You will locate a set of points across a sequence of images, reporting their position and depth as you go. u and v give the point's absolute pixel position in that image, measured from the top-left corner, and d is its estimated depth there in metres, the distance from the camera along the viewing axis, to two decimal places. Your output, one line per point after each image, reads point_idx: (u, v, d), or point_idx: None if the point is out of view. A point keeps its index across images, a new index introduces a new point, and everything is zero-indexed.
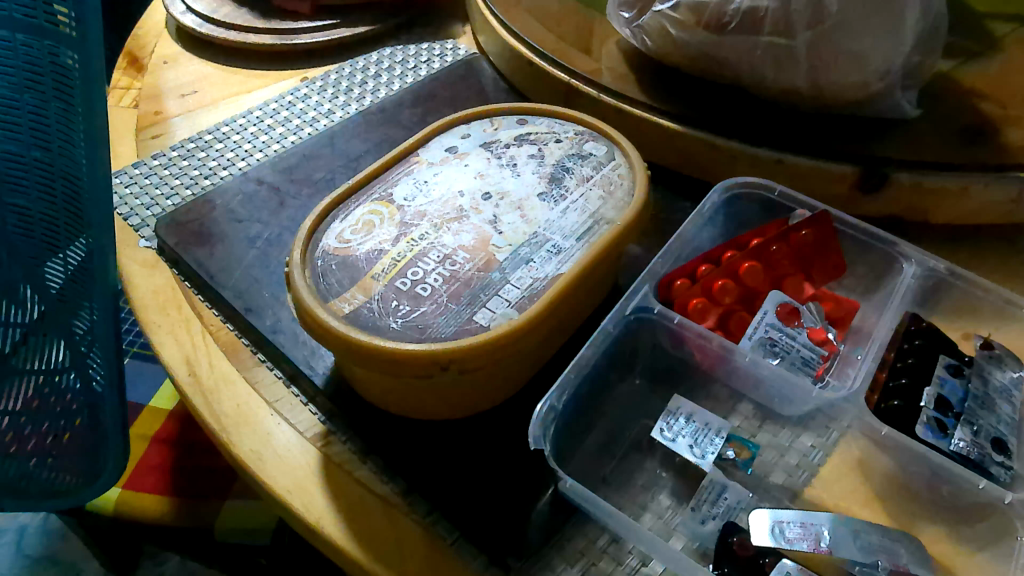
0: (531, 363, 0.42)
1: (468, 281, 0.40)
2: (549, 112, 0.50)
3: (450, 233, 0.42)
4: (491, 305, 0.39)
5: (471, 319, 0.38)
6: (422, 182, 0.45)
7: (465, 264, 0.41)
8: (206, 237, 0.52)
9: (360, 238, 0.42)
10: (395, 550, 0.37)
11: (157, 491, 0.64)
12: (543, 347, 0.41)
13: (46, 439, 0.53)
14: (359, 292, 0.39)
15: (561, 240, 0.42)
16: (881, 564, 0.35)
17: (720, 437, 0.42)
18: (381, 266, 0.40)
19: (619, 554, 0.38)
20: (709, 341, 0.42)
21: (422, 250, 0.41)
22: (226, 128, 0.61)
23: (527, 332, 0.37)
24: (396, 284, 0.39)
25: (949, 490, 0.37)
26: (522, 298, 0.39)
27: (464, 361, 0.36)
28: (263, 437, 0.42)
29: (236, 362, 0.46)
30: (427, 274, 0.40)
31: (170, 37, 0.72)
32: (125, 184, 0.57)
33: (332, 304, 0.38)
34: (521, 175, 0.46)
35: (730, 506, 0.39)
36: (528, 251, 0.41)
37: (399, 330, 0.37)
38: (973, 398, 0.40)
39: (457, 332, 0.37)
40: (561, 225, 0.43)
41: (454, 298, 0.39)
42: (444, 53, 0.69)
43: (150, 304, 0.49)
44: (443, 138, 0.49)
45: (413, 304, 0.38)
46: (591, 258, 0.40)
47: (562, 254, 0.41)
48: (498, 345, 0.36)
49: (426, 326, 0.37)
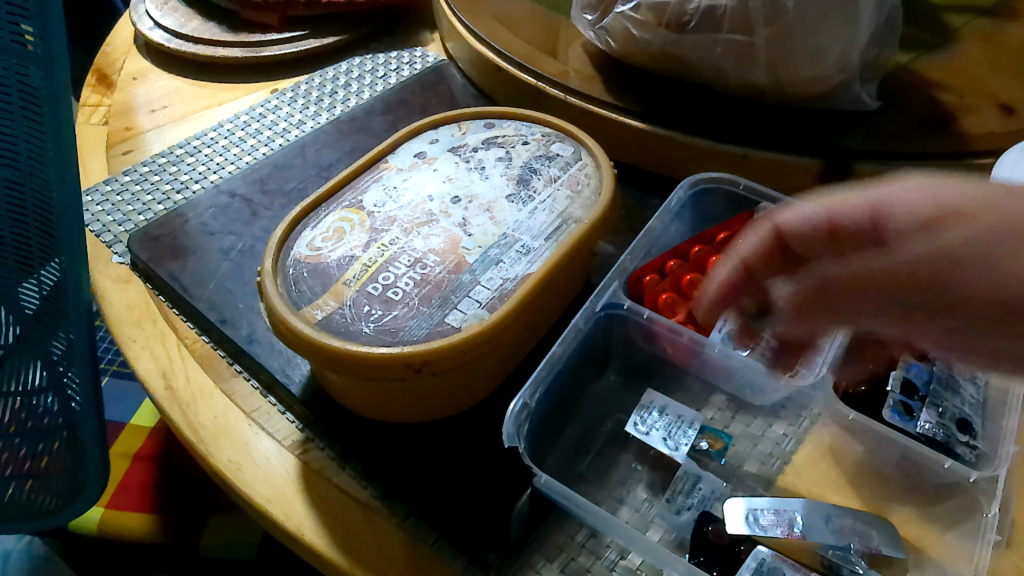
0: (505, 362, 0.42)
1: (439, 283, 0.40)
2: (514, 116, 0.51)
3: (421, 237, 0.43)
4: (463, 306, 0.39)
5: (443, 321, 0.38)
6: (392, 188, 0.46)
7: (436, 267, 0.41)
8: (180, 250, 0.52)
9: (332, 246, 0.42)
10: (377, 553, 0.37)
11: (141, 508, 0.64)
12: (517, 345, 0.42)
13: (24, 463, 0.54)
14: (331, 298, 0.39)
15: (530, 240, 0.42)
16: (854, 547, 0.36)
17: (693, 428, 0.42)
18: (353, 271, 0.41)
19: (598, 548, 0.38)
20: (679, 334, 0.43)
21: (393, 255, 0.42)
22: (197, 142, 0.62)
23: (498, 334, 0.38)
24: (367, 288, 0.40)
25: (919, 471, 0.39)
26: (493, 298, 0.39)
27: (436, 362, 0.36)
28: (243, 448, 0.42)
29: (212, 374, 0.46)
30: (399, 278, 0.40)
31: (139, 53, 0.72)
32: (97, 202, 0.56)
33: (305, 311, 0.38)
34: (490, 177, 0.46)
35: (705, 496, 0.39)
36: (498, 252, 0.42)
37: (371, 335, 0.37)
38: (937, 380, 0.40)
39: (429, 333, 0.38)
40: (530, 226, 0.43)
41: (425, 301, 0.39)
42: (414, 60, 0.69)
43: (124, 318, 0.49)
44: (412, 144, 0.49)
45: (385, 308, 0.39)
46: (561, 255, 0.41)
47: (531, 255, 0.42)
48: (469, 347, 0.37)
49: (398, 329, 0.38)
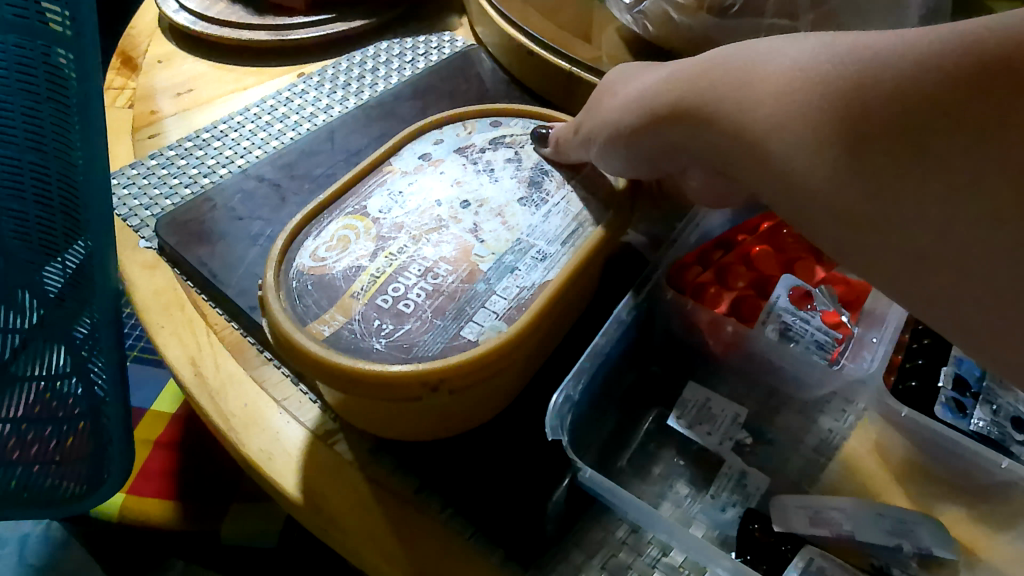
0: (526, 374, 0.41)
1: (452, 294, 0.39)
2: (521, 113, 0.50)
3: (430, 245, 0.41)
4: (479, 318, 0.38)
5: (458, 334, 0.37)
6: (397, 193, 0.44)
7: (448, 277, 0.40)
8: (208, 235, 0.51)
9: (337, 256, 0.41)
10: (413, 548, 0.37)
11: (161, 495, 0.64)
12: (533, 360, 0.40)
13: (49, 444, 0.53)
14: (339, 312, 0.38)
15: (545, 246, 0.42)
16: (905, 547, 0.35)
17: (736, 422, 0.42)
18: (361, 283, 0.39)
19: (639, 544, 0.37)
20: (721, 326, 0.42)
21: (401, 264, 0.40)
22: (223, 126, 0.61)
23: (516, 349, 0.37)
24: (377, 301, 0.38)
25: (969, 470, 0.37)
26: (510, 309, 0.38)
27: (454, 380, 0.35)
28: (273, 437, 0.41)
29: (242, 361, 0.45)
30: (408, 289, 0.39)
31: (163, 35, 0.71)
32: (123, 185, 0.56)
33: (311, 326, 0.37)
34: (499, 180, 0.45)
35: (749, 492, 0.39)
36: (512, 259, 0.41)
37: (383, 351, 0.36)
38: (989, 376, 0.39)
39: (445, 349, 0.37)
40: (545, 230, 0.42)
41: (438, 313, 0.38)
42: (442, 45, 0.68)
43: (152, 304, 0.49)
44: (416, 145, 0.48)
45: (396, 322, 0.38)
46: (575, 265, 0.40)
47: (547, 261, 0.41)
48: (488, 363, 0.36)
49: (411, 345, 0.37)
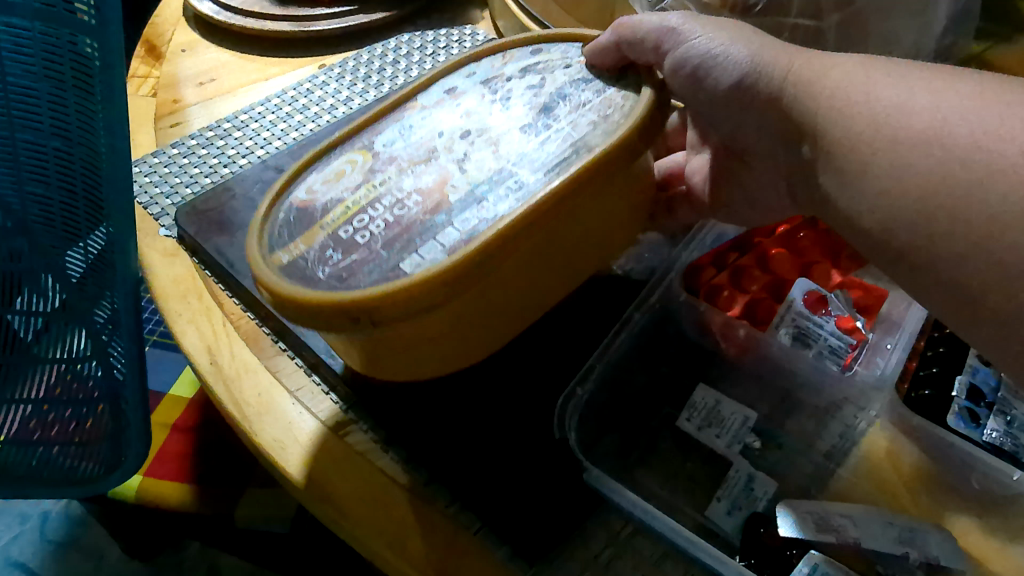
0: (505, 310, 0.37)
1: (410, 225, 0.36)
2: (566, 37, 0.44)
3: (412, 177, 0.38)
4: (423, 250, 0.34)
5: (396, 266, 0.34)
6: (407, 126, 0.41)
7: (414, 208, 0.36)
8: (228, 225, 0.51)
9: (326, 188, 0.39)
10: (420, 540, 0.37)
11: (178, 478, 0.65)
12: (506, 297, 0.36)
13: (69, 425, 0.54)
14: (303, 242, 0.36)
15: (528, 175, 0.36)
16: (913, 557, 0.34)
17: (747, 426, 0.41)
18: (333, 215, 0.37)
19: (643, 544, 0.37)
20: (733, 328, 0.43)
21: (377, 196, 0.37)
22: (244, 116, 0.61)
23: (453, 285, 0.32)
24: (338, 233, 0.36)
25: (979, 482, 0.38)
26: (458, 242, 0.34)
27: (379, 313, 0.32)
28: (286, 426, 0.42)
29: (257, 351, 0.46)
30: (372, 221, 0.36)
31: (187, 24, 0.72)
32: (145, 173, 0.57)
33: (274, 253, 0.36)
34: (511, 108, 0.40)
35: (757, 497, 0.38)
36: (487, 189, 0.36)
37: (323, 280, 0.34)
38: (1006, 387, 0.39)
39: (379, 280, 0.34)
40: (536, 158, 0.37)
41: (388, 245, 0.35)
42: (463, 38, 0.68)
43: (172, 292, 0.49)
44: (450, 78, 0.44)
45: (346, 252, 0.35)
46: (546, 197, 0.34)
47: (523, 191, 0.35)
48: (414, 297, 0.32)
49: (350, 275, 0.34)
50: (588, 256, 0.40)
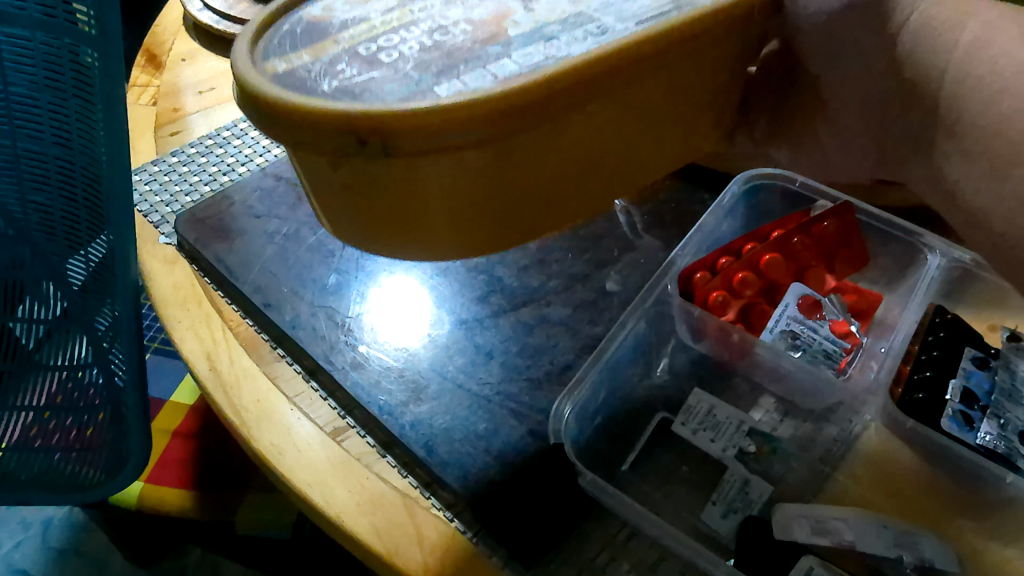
0: (541, 190, 0.31)
1: (451, 51, 0.30)
2: None
3: (460, 8, 0.32)
4: (465, 77, 0.28)
5: (428, 89, 0.28)
6: None
7: (460, 35, 0.31)
8: (226, 232, 0.52)
9: (348, 8, 0.33)
10: (417, 544, 0.37)
11: (180, 484, 0.65)
12: (556, 159, 0.30)
13: (70, 434, 0.55)
14: (308, 53, 0.30)
15: (612, 23, 0.30)
16: (906, 559, 0.35)
17: (742, 432, 0.42)
18: (354, 31, 0.31)
19: (640, 548, 0.37)
20: (729, 333, 0.42)
21: (412, 19, 0.32)
22: (243, 125, 0.62)
23: (490, 124, 0.27)
24: (356, 48, 0.30)
25: (974, 484, 0.37)
26: (514, 72, 0.28)
27: (396, 132, 0.26)
28: (284, 431, 0.42)
29: (256, 356, 0.46)
30: (404, 41, 0.31)
31: (187, 34, 0.73)
32: (145, 182, 0.57)
33: (269, 62, 0.30)
34: None
35: (752, 500, 0.39)
36: (557, 29, 0.30)
37: (329, 91, 0.28)
38: (999, 390, 0.39)
39: (403, 97, 0.28)
40: (622, 8, 0.31)
41: (420, 67, 0.29)
42: None
43: (170, 298, 0.49)
44: None
45: (363, 68, 0.29)
46: (624, 45, 0.28)
47: (604, 35, 0.29)
48: (446, 129, 0.26)
49: (363, 91, 0.28)
50: (647, 145, 0.34)
